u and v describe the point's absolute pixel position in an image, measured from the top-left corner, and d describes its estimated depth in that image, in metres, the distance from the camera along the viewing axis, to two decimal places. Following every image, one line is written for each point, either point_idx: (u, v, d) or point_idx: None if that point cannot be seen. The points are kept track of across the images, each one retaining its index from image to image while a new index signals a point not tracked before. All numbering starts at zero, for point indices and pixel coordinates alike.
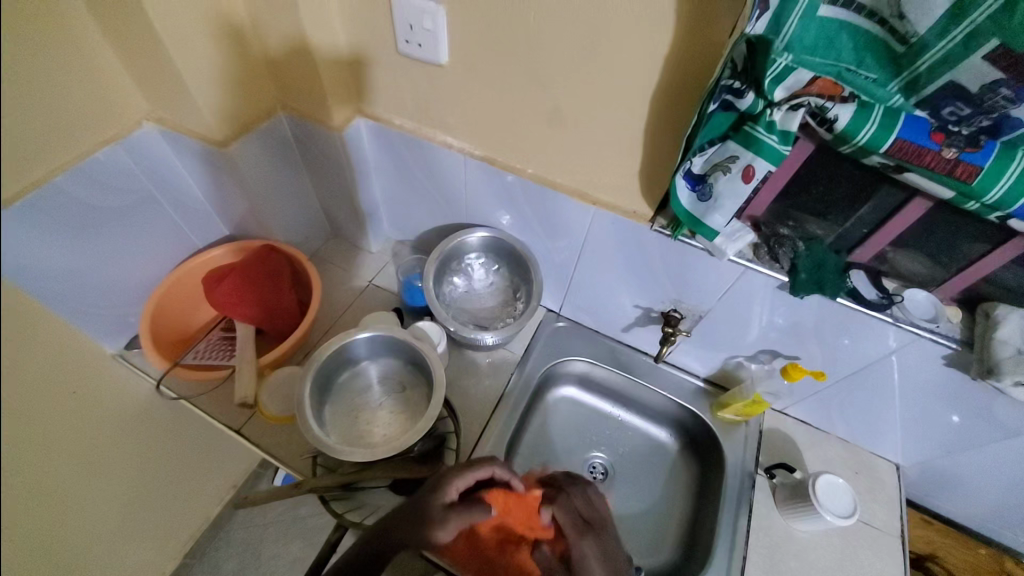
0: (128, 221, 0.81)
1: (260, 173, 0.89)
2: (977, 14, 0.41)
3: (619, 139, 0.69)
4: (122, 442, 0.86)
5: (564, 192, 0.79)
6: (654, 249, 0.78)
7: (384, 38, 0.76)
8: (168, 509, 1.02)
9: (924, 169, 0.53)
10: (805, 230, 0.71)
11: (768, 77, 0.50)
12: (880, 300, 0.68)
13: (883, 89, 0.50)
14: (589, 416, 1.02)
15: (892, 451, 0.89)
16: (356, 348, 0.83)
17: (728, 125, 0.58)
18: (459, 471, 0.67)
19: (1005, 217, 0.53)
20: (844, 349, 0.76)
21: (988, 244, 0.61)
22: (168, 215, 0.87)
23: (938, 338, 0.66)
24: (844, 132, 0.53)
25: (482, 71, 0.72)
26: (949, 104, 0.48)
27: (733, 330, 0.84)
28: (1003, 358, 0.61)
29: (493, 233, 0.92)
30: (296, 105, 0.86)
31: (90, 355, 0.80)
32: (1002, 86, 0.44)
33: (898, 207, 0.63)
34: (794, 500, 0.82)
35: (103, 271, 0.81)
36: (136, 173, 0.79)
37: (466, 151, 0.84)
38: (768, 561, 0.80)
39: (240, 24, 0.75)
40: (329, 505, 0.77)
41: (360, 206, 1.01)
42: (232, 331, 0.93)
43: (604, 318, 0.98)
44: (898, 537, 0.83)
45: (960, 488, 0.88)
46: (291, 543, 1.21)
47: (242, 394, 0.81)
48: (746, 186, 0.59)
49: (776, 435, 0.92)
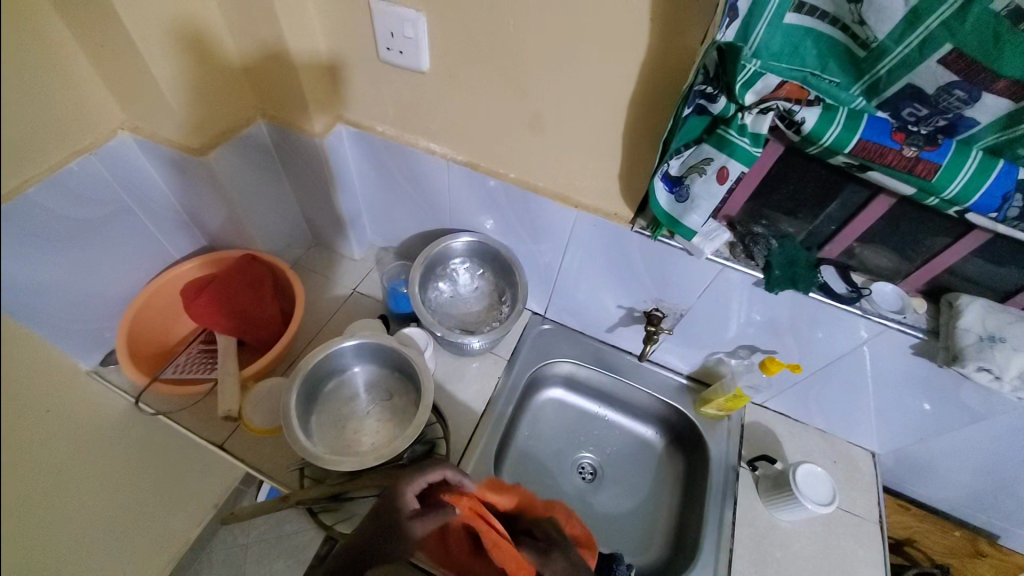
0: (101, 233, 0.79)
1: (240, 182, 0.88)
2: (931, 20, 0.45)
3: (599, 143, 0.71)
4: (97, 461, 0.84)
5: (546, 195, 0.81)
6: (635, 250, 0.80)
7: (364, 45, 0.76)
8: (147, 530, 0.99)
9: (886, 168, 0.55)
10: (778, 228, 0.74)
11: (739, 81, 0.52)
12: (849, 294, 0.71)
13: (846, 93, 0.53)
14: (576, 417, 1.03)
15: (868, 439, 0.92)
16: (340, 356, 0.82)
17: (702, 129, 0.60)
18: (411, 476, 0.63)
19: (962, 212, 0.56)
20: (819, 342, 0.79)
21: (948, 237, 0.65)
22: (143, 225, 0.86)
23: (906, 328, 0.69)
24: (810, 134, 0.55)
25: (464, 79, 0.73)
26: (907, 105, 0.52)
27: (714, 327, 0.86)
28: (966, 346, 0.64)
29: (477, 237, 0.93)
30: (276, 112, 0.86)
31: (63, 373, 0.78)
32: (957, 87, 0.48)
33: (863, 204, 0.66)
34: (776, 491, 0.84)
35: (76, 285, 0.78)
36: (110, 183, 0.77)
37: (449, 156, 0.85)
38: (755, 552, 0.81)
39: (217, 32, 0.75)
40: (317, 518, 0.75)
41: (342, 213, 1.01)
42: (212, 343, 0.91)
43: (589, 319, 0.99)
44: (877, 523, 0.86)
45: (932, 472, 0.92)
46: (276, 560, 1.18)
47: (226, 407, 0.79)
48: (721, 186, 0.61)
49: (758, 429, 0.95)
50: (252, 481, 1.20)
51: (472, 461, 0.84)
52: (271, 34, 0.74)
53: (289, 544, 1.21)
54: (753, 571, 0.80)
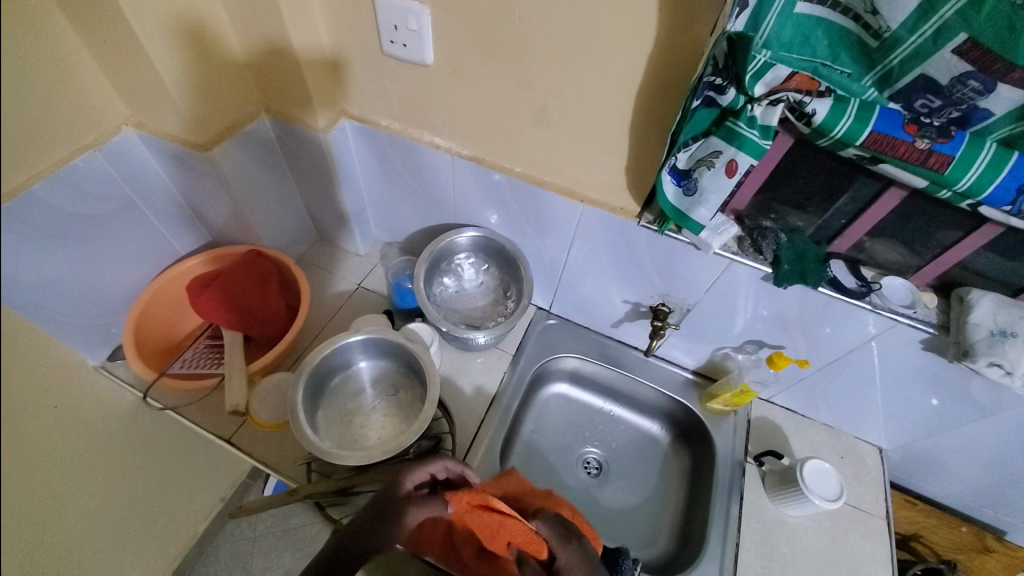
0: (107, 229, 0.79)
1: (244, 177, 0.87)
2: (945, 9, 0.44)
3: (605, 137, 0.70)
4: (106, 456, 0.84)
5: (551, 189, 0.80)
6: (641, 244, 0.80)
7: (368, 38, 0.76)
8: (155, 524, 1.00)
9: (898, 160, 0.54)
10: (787, 222, 0.73)
11: (748, 72, 0.51)
12: (859, 288, 0.70)
13: (857, 84, 0.52)
14: (581, 412, 1.03)
15: (875, 434, 0.92)
16: (346, 351, 0.82)
17: (710, 121, 0.60)
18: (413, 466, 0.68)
19: (975, 204, 0.55)
20: (827, 337, 0.78)
21: (960, 231, 0.64)
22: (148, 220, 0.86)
23: (916, 323, 0.69)
24: (821, 126, 0.55)
25: (468, 72, 0.72)
26: (920, 97, 0.51)
27: (720, 322, 0.85)
28: (977, 340, 0.63)
29: (481, 232, 0.92)
30: (280, 107, 0.85)
31: (71, 368, 0.78)
32: (972, 78, 0.47)
33: (874, 197, 0.65)
34: (783, 486, 0.84)
35: (83, 282, 0.78)
36: (115, 179, 0.78)
37: (454, 151, 0.84)
38: (761, 547, 0.81)
39: (221, 27, 0.74)
40: (325, 512, 0.76)
41: (346, 208, 1.00)
42: (219, 338, 0.91)
43: (594, 314, 0.99)
44: (885, 519, 0.86)
45: (941, 468, 0.91)
46: (283, 553, 1.19)
47: (234, 402, 0.80)
48: (729, 179, 0.60)
49: (764, 423, 0.95)
50: (258, 475, 1.21)
51: (478, 456, 0.84)
52: (274, 28, 0.73)
53: (295, 537, 1.22)
54: (759, 566, 0.80)
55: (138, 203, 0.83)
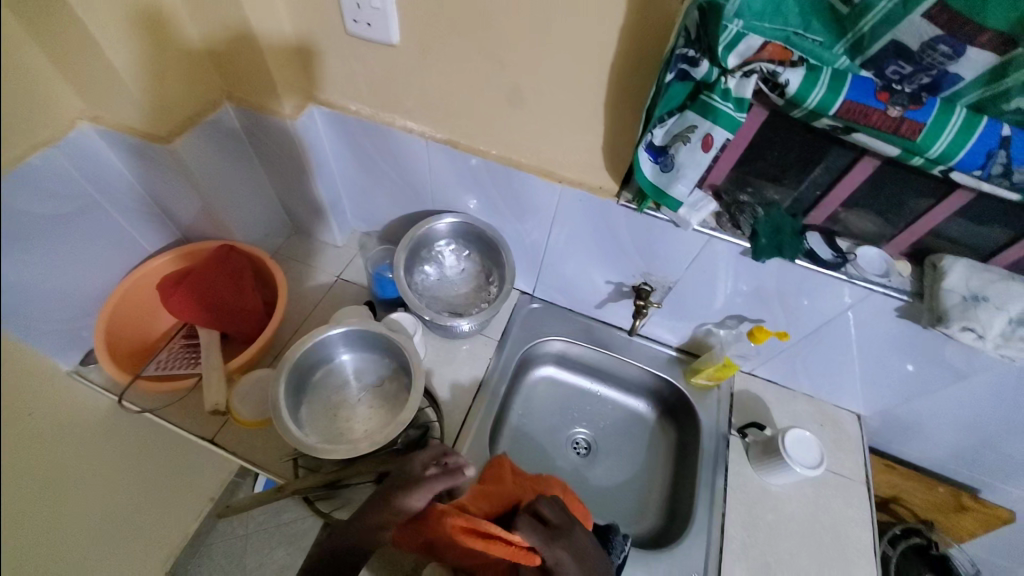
0: (72, 230, 0.76)
1: (211, 170, 0.84)
2: None
3: (581, 115, 0.69)
4: (84, 463, 0.82)
5: (528, 172, 0.79)
6: (621, 224, 0.79)
7: (331, 19, 0.73)
8: (142, 529, 0.98)
9: (871, 129, 0.54)
10: (763, 196, 0.73)
11: (722, 43, 0.51)
12: (835, 259, 0.71)
13: (829, 52, 0.52)
14: (569, 394, 1.04)
15: (854, 401, 0.94)
16: (326, 345, 0.81)
17: (685, 95, 0.58)
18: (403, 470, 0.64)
19: (947, 170, 0.55)
20: (805, 309, 0.79)
21: (932, 198, 0.65)
22: (114, 218, 0.83)
23: (891, 292, 0.70)
24: (795, 97, 0.54)
25: (437, 51, 0.70)
26: (891, 64, 0.51)
27: (702, 299, 0.86)
28: (951, 306, 0.65)
29: (461, 218, 0.91)
30: (244, 94, 0.82)
31: (38, 376, 0.75)
32: (941, 43, 0.48)
33: (848, 167, 0.66)
34: (766, 456, 0.86)
35: (49, 284, 0.74)
36: (80, 180, 0.74)
37: (427, 135, 0.82)
38: (747, 515, 0.84)
39: (172, 10, 0.70)
40: (314, 506, 0.75)
41: (321, 199, 0.98)
42: (195, 337, 0.89)
43: (578, 296, 0.99)
44: (864, 482, 0.88)
45: (918, 431, 0.94)
46: (277, 550, 1.19)
47: (213, 401, 0.78)
48: (705, 155, 0.60)
49: (747, 396, 0.96)
50: (247, 473, 1.19)
51: (466, 443, 0.85)
52: (230, 11, 0.70)
53: (288, 533, 1.22)
54: (745, 534, 0.82)
55: (102, 203, 0.79)
